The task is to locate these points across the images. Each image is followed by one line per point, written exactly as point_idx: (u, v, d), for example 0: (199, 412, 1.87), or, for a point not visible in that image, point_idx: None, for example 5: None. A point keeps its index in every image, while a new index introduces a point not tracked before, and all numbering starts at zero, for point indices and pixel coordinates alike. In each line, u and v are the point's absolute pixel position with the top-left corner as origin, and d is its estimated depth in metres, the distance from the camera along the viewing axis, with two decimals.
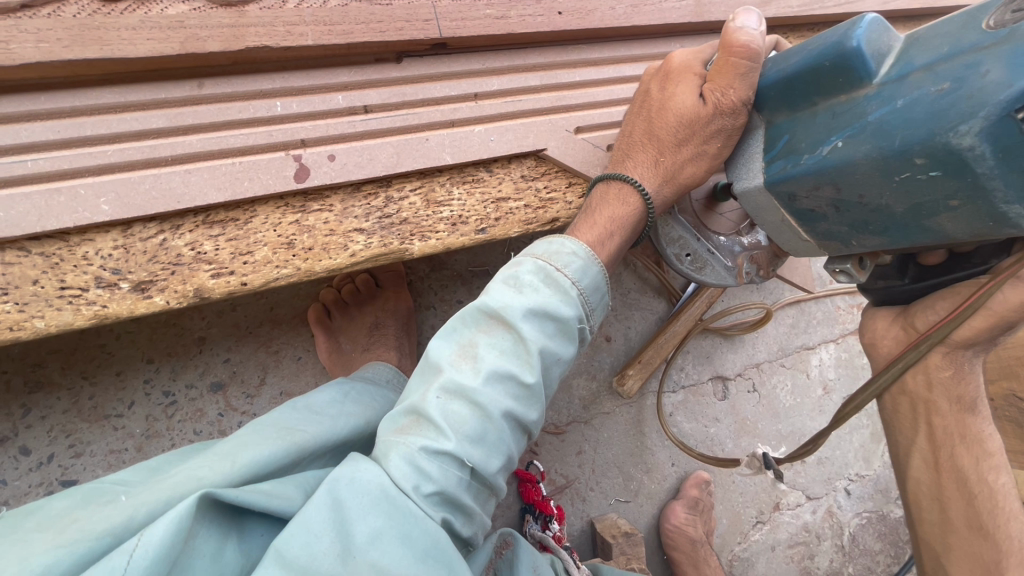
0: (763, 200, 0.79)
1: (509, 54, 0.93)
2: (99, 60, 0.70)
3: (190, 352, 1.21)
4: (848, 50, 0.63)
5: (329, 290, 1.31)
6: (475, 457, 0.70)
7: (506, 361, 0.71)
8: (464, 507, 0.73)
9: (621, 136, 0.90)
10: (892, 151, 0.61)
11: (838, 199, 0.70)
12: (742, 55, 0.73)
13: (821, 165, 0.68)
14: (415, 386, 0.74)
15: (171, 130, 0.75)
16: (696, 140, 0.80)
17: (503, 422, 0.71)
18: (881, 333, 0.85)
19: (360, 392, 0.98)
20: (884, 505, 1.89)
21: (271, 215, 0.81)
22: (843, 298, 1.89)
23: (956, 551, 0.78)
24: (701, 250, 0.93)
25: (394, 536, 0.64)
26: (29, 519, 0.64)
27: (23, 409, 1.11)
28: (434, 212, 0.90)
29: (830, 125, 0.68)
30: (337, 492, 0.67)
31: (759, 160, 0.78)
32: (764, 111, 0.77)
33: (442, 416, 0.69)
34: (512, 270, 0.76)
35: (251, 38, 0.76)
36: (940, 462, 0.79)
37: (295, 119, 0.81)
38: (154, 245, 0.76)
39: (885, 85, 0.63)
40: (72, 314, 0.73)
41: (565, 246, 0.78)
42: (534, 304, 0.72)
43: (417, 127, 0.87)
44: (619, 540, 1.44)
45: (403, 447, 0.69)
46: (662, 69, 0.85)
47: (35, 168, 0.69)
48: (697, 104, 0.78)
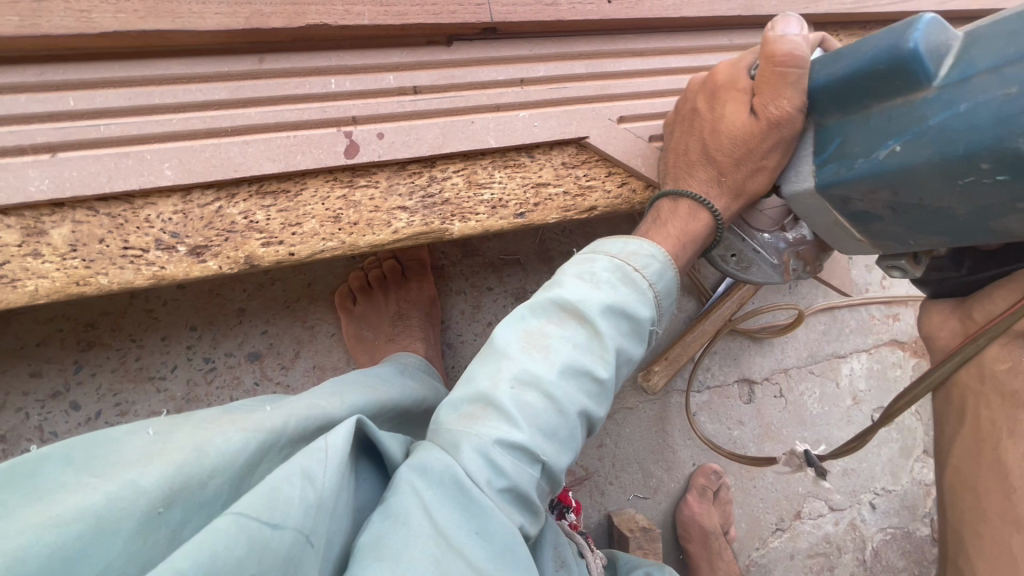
0: (815, 203, 0.80)
1: (558, 42, 0.94)
2: (170, 31, 0.73)
3: (231, 322, 1.25)
4: (905, 53, 0.61)
5: (357, 274, 1.34)
6: (547, 449, 0.72)
7: (580, 355, 0.73)
8: (531, 504, 0.73)
9: (673, 156, 0.91)
10: (955, 157, 0.60)
11: (895, 202, 0.69)
12: (787, 64, 0.73)
13: (877, 169, 0.68)
14: (480, 373, 0.73)
15: (232, 102, 0.78)
16: (753, 158, 0.80)
17: (574, 418, 0.73)
18: (937, 326, 0.82)
19: (412, 374, 1.08)
20: (910, 522, 1.84)
21: (320, 188, 0.84)
22: (877, 308, 1.85)
23: (986, 540, 0.72)
24: (745, 250, 0.93)
25: (473, 530, 0.65)
26: (190, 419, 0.71)
27: (75, 366, 1.17)
28: (475, 194, 0.91)
29: (886, 129, 0.67)
30: (414, 483, 0.68)
31: (809, 164, 0.79)
32: (813, 115, 0.76)
33: (516, 406, 0.69)
34: (588, 266, 0.78)
35: (312, 15, 0.78)
36: (982, 451, 0.73)
37: (348, 96, 0.83)
38: (211, 212, 0.79)
39: (946, 87, 0.61)
40: (133, 273, 0.77)
41: (643, 248, 0.81)
42: (613, 301, 0.75)
43: (464, 109, 0.89)
44: (636, 535, 1.44)
45: (476, 438, 0.68)
46: (707, 83, 0.86)
47: (107, 132, 0.73)
48: (750, 121, 0.78)
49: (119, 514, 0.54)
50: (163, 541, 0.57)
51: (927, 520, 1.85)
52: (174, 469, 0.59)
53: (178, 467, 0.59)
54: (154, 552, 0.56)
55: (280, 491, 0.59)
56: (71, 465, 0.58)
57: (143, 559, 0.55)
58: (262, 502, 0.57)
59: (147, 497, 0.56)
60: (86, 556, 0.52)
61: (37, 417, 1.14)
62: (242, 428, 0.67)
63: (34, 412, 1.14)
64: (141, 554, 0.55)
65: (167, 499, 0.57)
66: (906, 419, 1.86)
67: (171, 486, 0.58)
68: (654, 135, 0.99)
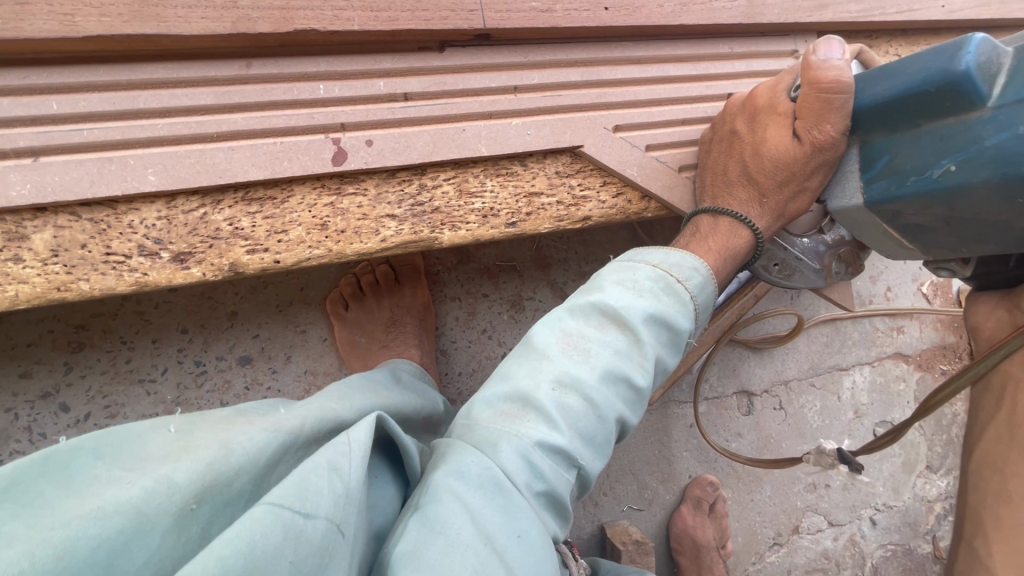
0: (863, 216, 0.82)
1: (553, 49, 0.92)
2: (156, 36, 0.72)
3: (222, 326, 1.24)
4: (957, 75, 0.62)
5: (349, 279, 1.33)
6: (583, 454, 0.71)
7: (621, 361, 0.72)
8: (563, 510, 0.72)
9: (711, 176, 0.92)
10: (1015, 176, 0.61)
11: (950, 216, 0.70)
12: (832, 90, 0.73)
13: (931, 188, 0.69)
14: (518, 373, 0.72)
15: (218, 107, 0.77)
16: (798, 179, 0.81)
17: (611, 424, 0.73)
18: (984, 316, 0.86)
19: (409, 382, 1.08)
20: (911, 539, 1.81)
21: (307, 195, 0.83)
22: (881, 320, 1.82)
23: (1004, 521, 0.76)
24: (788, 258, 0.92)
25: (513, 534, 0.62)
26: (206, 417, 0.67)
27: (65, 367, 1.16)
28: (466, 202, 0.90)
29: (937, 148, 0.67)
30: (450, 485, 0.63)
31: (856, 180, 0.80)
32: (859, 133, 0.77)
33: (556, 409, 0.69)
34: (629, 273, 0.77)
35: (300, 21, 0.77)
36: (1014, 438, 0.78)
37: (338, 102, 0.82)
38: (195, 218, 0.78)
39: (1001, 108, 0.61)
40: (115, 279, 0.76)
41: (686, 260, 0.80)
42: (656, 310, 0.74)
43: (454, 117, 0.87)
44: (629, 548, 1.41)
45: (516, 439, 0.67)
46: (745, 106, 0.87)
47: (89, 137, 0.72)
48: (793, 144, 0.79)
49: (156, 510, 0.51)
50: (194, 539, 0.53)
51: (929, 537, 1.82)
52: (204, 466, 0.55)
53: (210, 464, 0.55)
54: (188, 549, 0.53)
55: (308, 481, 0.56)
56: (100, 458, 0.55)
57: (175, 558, 0.52)
58: (292, 490, 0.54)
59: (177, 494, 0.53)
60: (121, 557, 0.49)
61: (26, 418, 1.14)
62: (264, 427, 0.63)
63: (23, 412, 1.14)
64: (179, 549, 0.52)
65: (199, 495, 0.54)
66: (909, 434, 1.83)
67: (204, 480, 0.54)
68: (651, 145, 0.97)
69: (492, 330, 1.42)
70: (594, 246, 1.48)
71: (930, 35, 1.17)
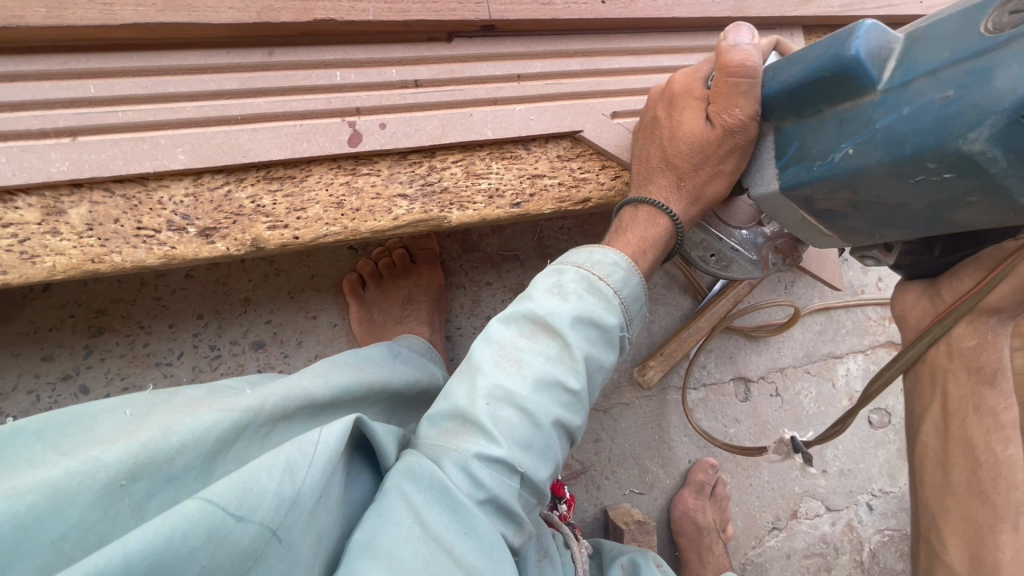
0: (781, 204, 0.82)
1: (554, 39, 0.98)
2: (188, 24, 0.78)
3: (236, 311, 1.29)
4: (847, 60, 0.64)
5: (367, 262, 1.39)
6: (524, 461, 0.75)
7: (552, 366, 0.76)
8: (516, 514, 0.76)
9: (638, 162, 0.96)
10: (903, 158, 0.63)
11: (856, 200, 0.72)
12: (740, 75, 0.75)
13: (834, 171, 0.70)
14: (458, 389, 0.77)
15: (243, 92, 0.83)
16: (711, 163, 0.83)
17: (550, 429, 0.76)
18: (910, 304, 0.85)
19: (408, 354, 1.11)
20: (908, 524, 1.84)
21: (324, 175, 0.88)
22: (873, 309, 1.87)
23: (952, 513, 0.80)
24: (724, 249, 0.97)
25: (459, 530, 0.70)
26: (172, 400, 0.74)
27: (85, 350, 1.21)
28: (473, 183, 0.95)
29: (839, 132, 0.70)
30: (404, 488, 0.71)
31: (772, 167, 0.81)
32: (771, 119, 0.79)
33: (491, 421, 0.73)
34: (555, 279, 0.81)
35: (320, 11, 0.83)
36: (951, 429, 0.80)
37: (353, 88, 0.88)
38: (220, 195, 0.83)
39: (890, 92, 0.64)
40: (146, 252, 0.80)
41: (608, 256, 0.84)
42: (580, 311, 0.78)
43: (462, 102, 0.93)
44: (631, 527, 1.45)
45: (456, 453, 0.73)
46: (666, 93, 0.91)
47: (124, 118, 0.77)
48: (705, 129, 0.82)
49: (75, 489, 0.57)
50: (125, 512, 0.60)
51: None
52: (138, 446, 0.61)
53: (140, 445, 0.61)
54: (117, 522, 0.59)
55: (256, 480, 0.61)
56: (42, 440, 0.62)
57: (101, 529, 0.58)
58: (238, 492, 0.60)
59: (108, 471, 0.59)
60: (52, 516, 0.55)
61: (47, 399, 1.18)
62: (219, 408, 0.69)
63: (44, 394, 1.18)
64: (102, 524, 0.58)
65: (130, 472, 0.60)
66: (903, 421, 1.87)
67: (132, 461, 0.60)
68: None
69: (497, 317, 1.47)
70: (594, 236, 1.53)
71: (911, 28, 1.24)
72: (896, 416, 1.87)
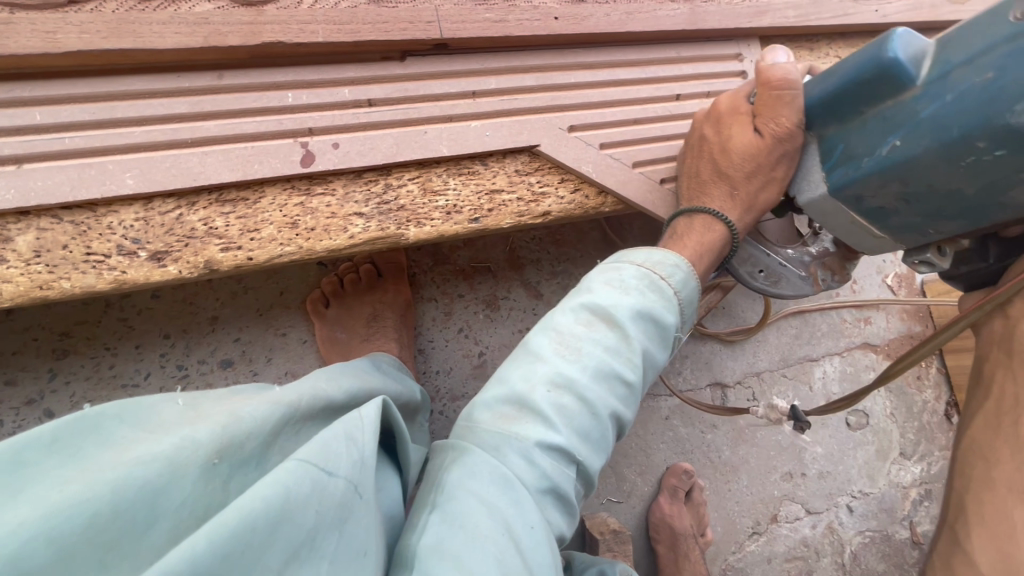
0: (831, 207, 0.89)
1: (508, 56, 0.99)
2: (132, 50, 0.78)
3: (203, 330, 1.29)
4: (887, 61, 0.72)
5: (330, 280, 1.39)
6: (581, 449, 0.76)
7: (610, 357, 0.79)
8: (569, 505, 0.77)
9: (687, 179, 1.01)
10: (951, 140, 0.70)
11: (906, 191, 0.78)
12: (784, 88, 0.85)
13: (885, 163, 0.77)
14: (514, 376, 0.78)
15: (192, 115, 0.83)
16: (764, 171, 0.90)
17: (608, 419, 0.79)
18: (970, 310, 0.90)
19: (390, 370, 1.14)
20: (889, 525, 1.85)
21: (278, 196, 0.88)
22: (848, 312, 1.89)
23: None
24: (772, 264, 1.03)
25: (526, 526, 0.68)
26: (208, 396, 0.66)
27: (50, 374, 1.20)
28: (430, 200, 0.96)
29: (884, 128, 0.76)
30: (467, 485, 0.69)
31: (820, 172, 0.88)
32: (814, 129, 0.86)
33: (551, 407, 0.75)
34: (615, 274, 0.84)
35: (268, 34, 0.83)
36: (1003, 419, 0.76)
37: (305, 109, 0.88)
38: (171, 219, 0.83)
39: (930, 84, 0.71)
40: (95, 278, 0.80)
41: (668, 258, 0.87)
42: (642, 306, 0.81)
43: (416, 120, 0.93)
44: (606, 537, 1.45)
45: (518, 441, 0.73)
46: (711, 114, 0.98)
47: (71, 145, 0.77)
48: (756, 138, 0.89)
49: (186, 460, 0.49)
50: (219, 493, 0.51)
51: (906, 523, 1.86)
52: (219, 429, 0.54)
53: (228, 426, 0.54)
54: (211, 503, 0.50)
55: (329, 444, 0.58)
56: (127, 420, 0.54)
57: (203, 509, 0.49)
58: (314, 451, 0.56)
59: (193, 449, 0.50)
60: (160, 499, 0.47)
61: (10, 425, 1.17)
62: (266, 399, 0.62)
63: (8, 419, 1.17)
64: (199, 503, 0.49)
65: (217, 452, 0.52)
66: (881, 422, 1.89)
67: (225, 439, 0.53)
68: (605, 144, 1.04)
69: (468, 329, 1.47)
70: (567, 246, 1.54)
71: (867, 37, 1.26)
72: (874, 417, 1.89)
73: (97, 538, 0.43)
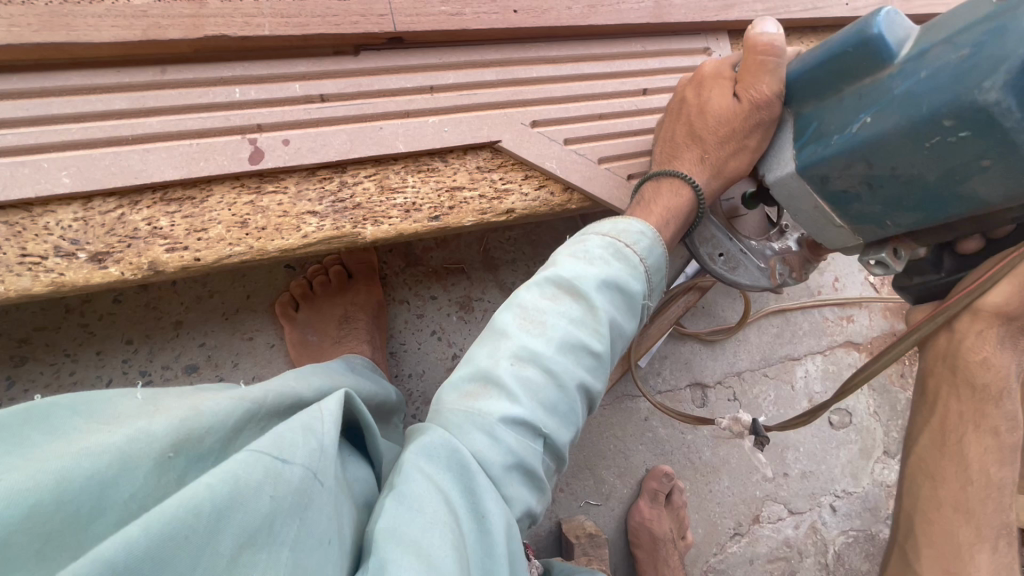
0: (796, 186, 0.87)
1: (467, 50, 0.97)
2: (66, 44, 0.75)
3: (167, 335, 1.26)
4: (871, 37, 0.71)
5: (300, 283, 1.36)
6: (547, 424, 0.74)
7: (576, 329, 0.77)
8: (536, 481, 0.75)
9: (662, 142, 1.01)
10: (919, 117, 0.68)
11: (871, 174, 0.76)
12: (768, 53, 0.83)
13: (852, 141, 0.75)
14: (480, 353, 0.76)
15: (133, 111, 0.80)
16: (736, 139, 0.89)
17: (574, 393, 0.76)
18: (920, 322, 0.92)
19: (363, 369, 1.12)
20: (872, 524, 1.83)
21: (226, 194, 0.85)
22: (830, 310, 1.88)
23: (935, 525, 0.89)
24: (733, 250, 1.03)
25: (480, 514, 0.65)
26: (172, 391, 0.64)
27: (7, 381, 1.17)
28: (388, 198, 0.93)
29: (857, 105, 0.75)
30: (421, 468, 0.66)
31: (790, 150, 0.87)
32: (792, 103, 0.86)
33: (516, 382, 0.72)
34: (581, 246, 0.84)
35: (211, 27, 0.81)
36: (947, 439, 0.89)
37: (253, 105, 0.85)
38: (112, 218, 0.80)
39: (906, 63, 0.70)
40: (31, 280, 0.77)
41: (633, 226, 0.87)
42: (608, 275, 0.80)
43: (371, 116, 0.91)
44: (582, 541, 1.42)
45: (481, 417, 0.70)
46: (695, 78, 0.98)
47: (3, 142, 0.74)
48: (733, 104, 0.88)
49: (140, 451, 0.47)
50: (172, 488, 0.49)
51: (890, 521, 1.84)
52: (178, 422, 0.52)
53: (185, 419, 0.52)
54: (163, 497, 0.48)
55: (286, 435, 0.55)
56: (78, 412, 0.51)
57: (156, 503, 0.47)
58: (272, 443, 0.54)
59: (149, 441, 0.48)
60: (109, 491, 0.45)
61: None
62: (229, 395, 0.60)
63: None
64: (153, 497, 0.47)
65: (174, 445, 0.50)
66: (864, 420, 1.87)
67: (183, 433, 0.51)
68: (569, 139, 1.02)
69: (441, 331, 1.44)
70: (542, 245, 1.52)
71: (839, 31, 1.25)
72: (857, 416, 1.87)
73: (37, 528, 0.40)
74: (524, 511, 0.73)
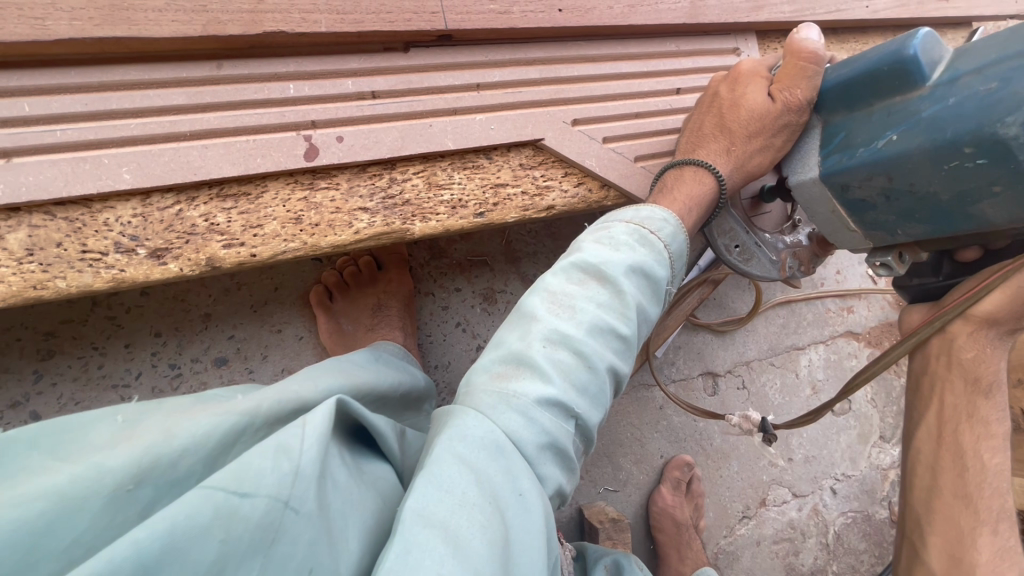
0: (817, 192, 0.91)
1: (511, 48, 0.98)
2: (126, 38, 0.74)
3: (196, 328, 1.26)
4: (906, 58, 0.74)
5: (332, 273, 1.37)
6: (580, 404, 0.75)
7: (603, 313, 0.78)
8: (566, 460, 0.75)
9: (689, 132, 1.03)
10: (943, 141, 0.72)
11: (889, 188, 0.81)
12: (809, 60, 0.86)
13: (876, 156, 0.80)
14: (510, 336, 0.76)
15: (191, 107, 0.80)
16: (764, 135, 0.91)
17: (604, 374, 0.77)
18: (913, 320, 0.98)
19: (389, 358, 1.08)
20: (869, 505, 1.93)
21: (281, 190, 0.86)
22: (833, 301, 1.94)
23: (938, 515, 0.88)
24: (748, 243, 1.07)
25: (516, 491, 0.65)
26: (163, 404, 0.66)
27: (35, 375, 1.16)
28: (435, 194, 0.95)
29: (886, 122, 0.79)
30: (453, 449, 0.64)
31: (816, 156, 0.90)
32: (822, 112, 0.89)
33: (549, 363, 0.73)
34: (606, 232, 0.85)
35: (269, 23, 0.81)
36: (943, 431, 0.90)
37: (307, 101, 0.86)
38: (171, 215, 0.81)
39: (937, 86, 0.74)
40: (92, 276, 0.78)
41: (656, 213, 0.89)
42: (632, 261, 0.81)
43: (421, 113, 0.92)
44: (606, 526, 1.47)
45: (514, 397, 0.70)
46: (731, 75, 1.00)
47: (63, 137, 0.74)
48: (767, 102, 0.90)
49: (85, 492, 0.50)
50: (132, 520, 0.53)
51: (885, 503, 1.94)
52: (139, 453, 0.54)
53: (144, 449, 0.55)
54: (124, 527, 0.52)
55: (251, 463, 0.55)
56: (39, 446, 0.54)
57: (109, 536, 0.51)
58: (231, 473, 0.53)
59: (114, 475, 0.52)
60: (50, 534, 0.48)
61: None
62: (206, 412, 0.62)
63: None
64: (110, 529, 0.51)
65: (137, 476, 0.53)
66: (862, 407, 1.96)
67: (139, 464, 0.54)
68: (607, 137, 1.04)
69: (466, 323, 1.47)
70: (562, 239, 1.54)
71: (857, 33, 1.29)
72: (856, 403, 1.95)
73: None
74: (553, 488, 0.74)
